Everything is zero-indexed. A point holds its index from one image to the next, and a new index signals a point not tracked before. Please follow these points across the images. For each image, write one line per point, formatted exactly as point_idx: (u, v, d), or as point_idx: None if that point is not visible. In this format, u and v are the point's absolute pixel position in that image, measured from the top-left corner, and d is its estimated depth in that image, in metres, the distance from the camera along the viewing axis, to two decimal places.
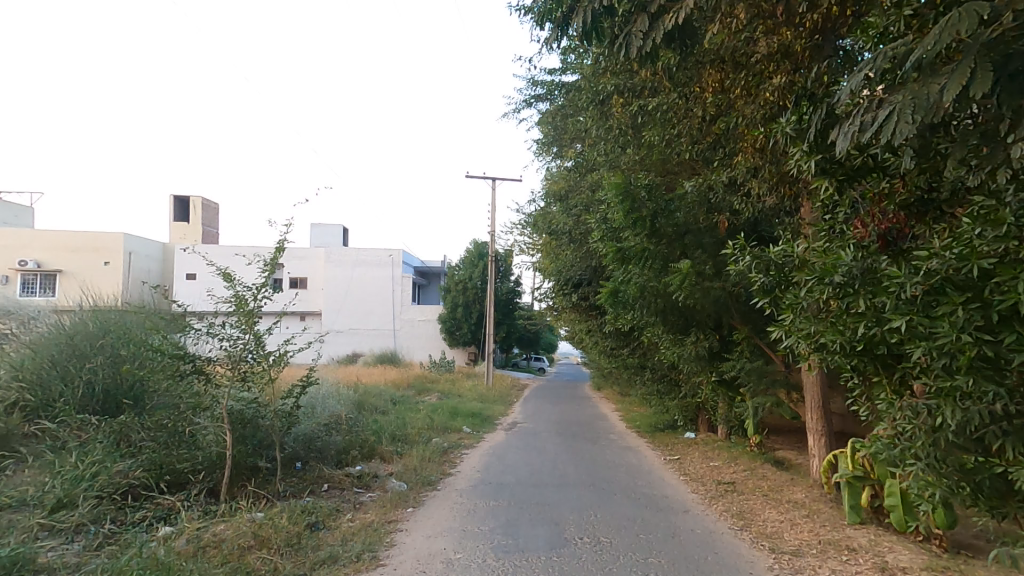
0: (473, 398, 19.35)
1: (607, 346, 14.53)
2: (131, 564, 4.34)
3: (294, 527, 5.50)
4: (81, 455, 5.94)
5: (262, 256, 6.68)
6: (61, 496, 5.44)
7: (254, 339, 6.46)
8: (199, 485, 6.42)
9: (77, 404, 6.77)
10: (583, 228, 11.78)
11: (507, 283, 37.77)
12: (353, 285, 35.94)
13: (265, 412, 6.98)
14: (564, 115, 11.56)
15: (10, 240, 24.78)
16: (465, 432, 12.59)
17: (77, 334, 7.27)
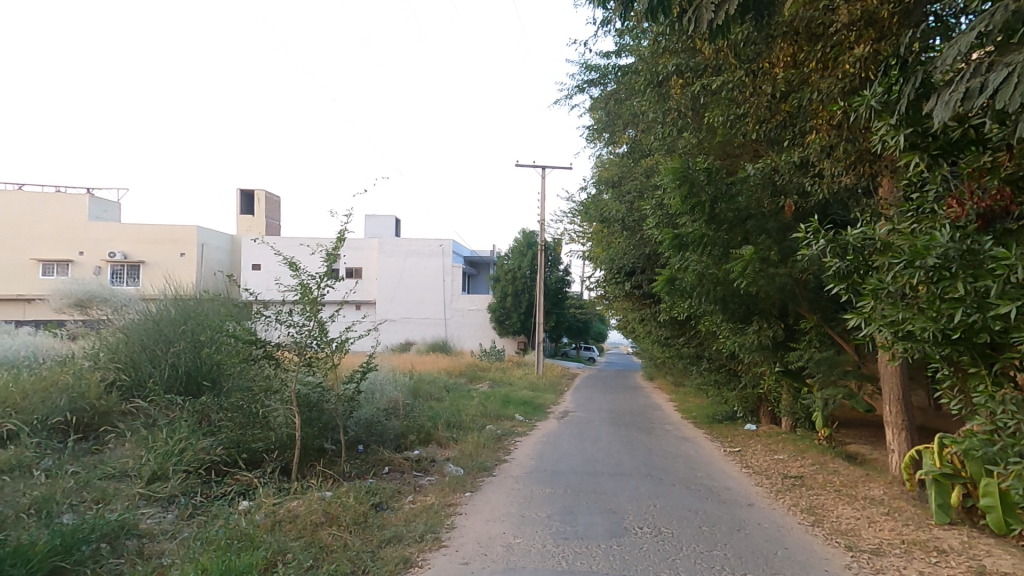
0: (525, 386, 19.47)
1: (661, 336, 14.25)
2: (219, 535, 4.68)
3: (360, 506, 5.73)
4: (169, 432, 6.41)
5: (324, 245, 6.91)
6: (156, 468, 5.94)
7: (318, 326, 6.74)
8: (272, 463, 6.78)
9: (164, 385, 7.31)
10: (637, 215, 11.58)
11: (556, 272, 37.70)
12: (405, 276, 36.76)
13: (330, 397, 7.26)
14: (617, 100, 11.30)
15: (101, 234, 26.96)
16: (518, 419, 12.71)
17: (163, 320, 7.86)
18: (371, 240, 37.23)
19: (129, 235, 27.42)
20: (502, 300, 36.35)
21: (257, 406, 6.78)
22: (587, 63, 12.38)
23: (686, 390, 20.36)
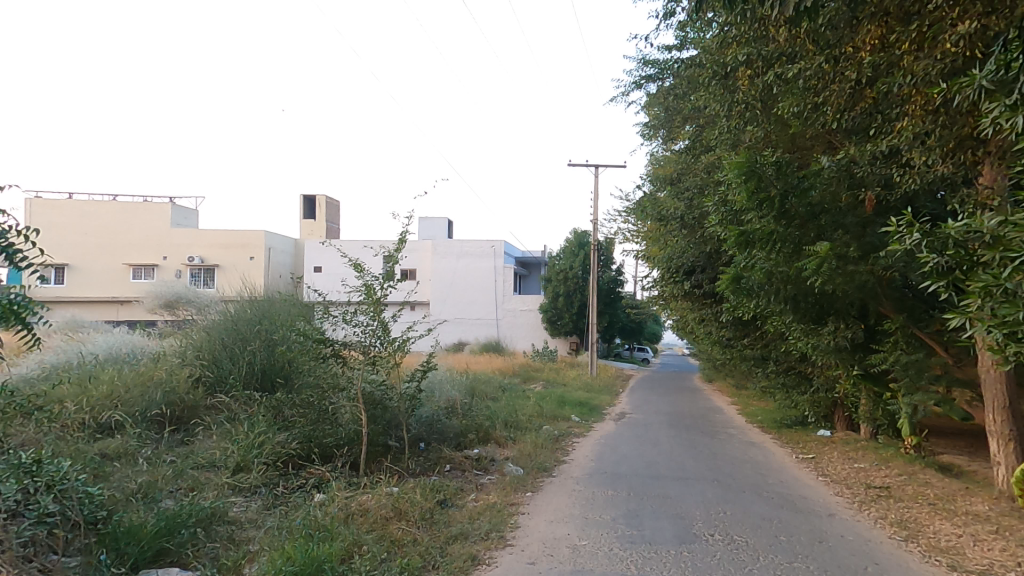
0: (579, 387, 19.35)
1: (723, 337, 13.79)
2: (298, 525, 4.91)
3: (427, 503, 5.86)
4: (249, 425, 6.80)
5: (387, 247, 7.14)
6: (239, 460, 6.28)
7: (381, 326, 6.93)
8: (343, 458, 7.04)
9: (244, 380, 7.81)
10: (698, 213, 11.28)
11: (609, 272, 37.18)
12: (457, 277, 37.35)
13: (392, 395, 7.49)
14: (675, 95, 11.06)
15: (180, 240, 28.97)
16: (574, 421, 12.64)
17: (241, 320, 8.39)
18: (425, 241, 38.03)
19: (205, 240, 29.33)
20: (554, 300, 36.25)
21: (326, 402, 7.07)
22: (645, 58, 12.16)
23: (748, 393, 19.61)
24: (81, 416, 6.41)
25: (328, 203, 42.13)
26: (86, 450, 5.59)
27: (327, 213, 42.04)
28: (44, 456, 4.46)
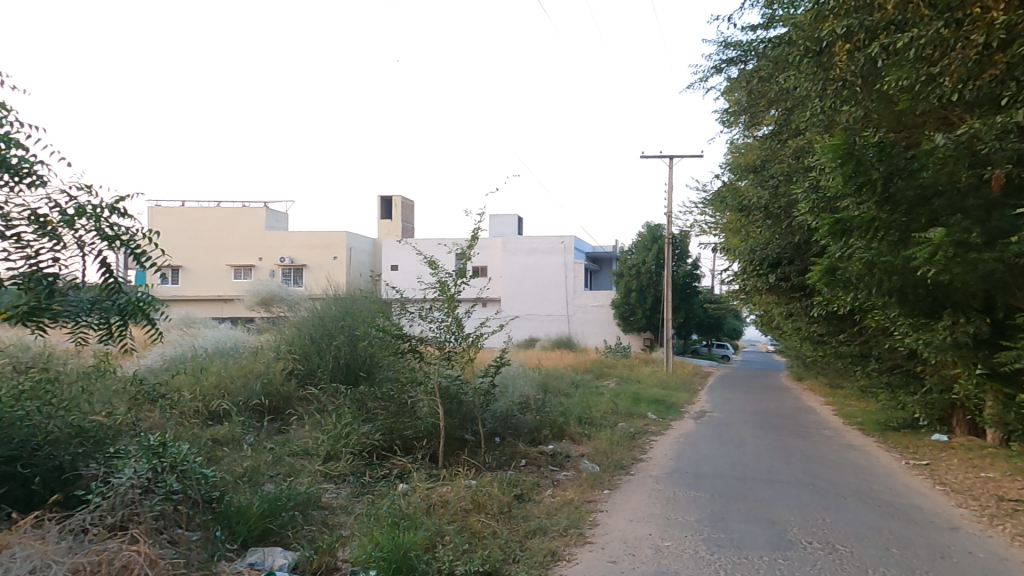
0: (655, 384, 18.88)
1: (815, 332, 12.90)
2: (384, 512, 5.15)
3: (505, 497, 5.94)
4: (338, 417, 7.30)
5: (459, 244, 7.31)
6: (329, 449, 6.71)
7: (455, 322, 7.07)
8: (423, 449, 7.30)
9: (330, 374, 8.37)
10: (786, 201, 10.61)
11: (685, 266, 35.84)
12: (528, 272, 37.56)
13: (468, 389, 7.65)
14: (759, 78, 10.53)
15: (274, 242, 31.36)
16: (651, 418, 12.34)
17: (327, 316, 8.92)
18: (496, 238, 38.45)
19: (294, 242, 31.46)
20: (626, 295, 35.51)
21: (405, 396, 7.42)
22: (727, 40, 11.60)
23: (844, 393, 18.18)
24: (196, 405, 7.08)
25: (405, 204, 43.92)
26: (200, 434, 6.15)
27: (404, 214, 43.84)
28: (168, 439, 4.82)
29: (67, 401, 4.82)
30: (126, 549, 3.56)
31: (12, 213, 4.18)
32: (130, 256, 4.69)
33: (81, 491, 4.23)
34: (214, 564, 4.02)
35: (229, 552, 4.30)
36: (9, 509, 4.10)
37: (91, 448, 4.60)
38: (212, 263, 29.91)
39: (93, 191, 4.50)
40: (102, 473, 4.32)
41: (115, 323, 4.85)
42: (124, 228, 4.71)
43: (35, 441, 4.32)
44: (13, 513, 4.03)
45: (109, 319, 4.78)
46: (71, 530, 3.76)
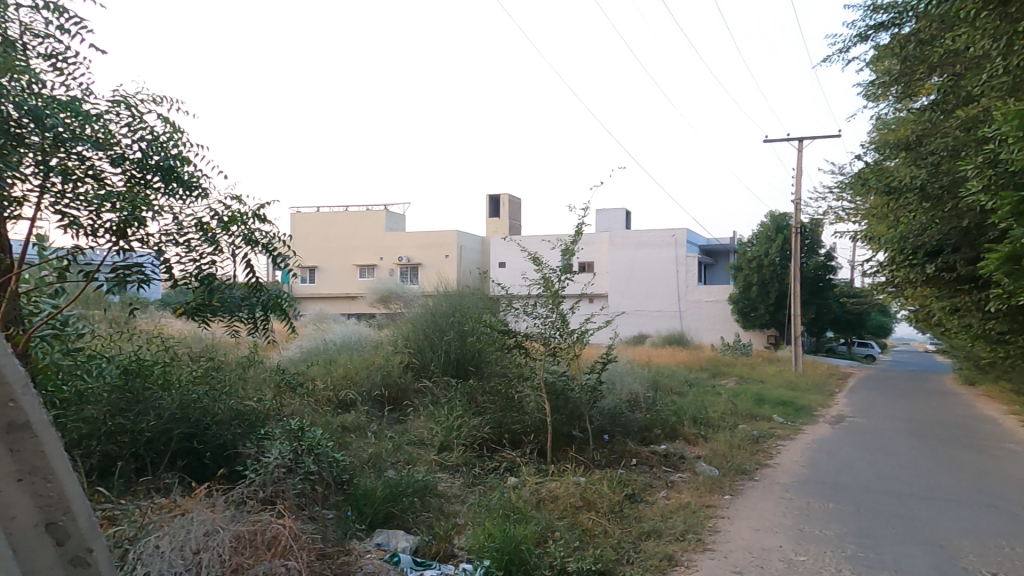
0: (781, 385, 17.40)
1: (990, 330, 10.99)
2: (495, 504, 5.29)
3: (616, 496, 5.83)
4: (450, 409, 7.62)
5: (564, 240, 7.26)
6: (443, 440, 7.04)
7: (559, 318, 7.14)
8: (531, 444, 7.40)
9: (441, 368, 8.80)
10: (949, 178, 9.17)
11: (817, 257, 32.48)
12: (637, 267, 36.55)
13: (574, 386, 7.63)
14: (918, 42, 9.16)
15: (393, 244, 33.80)
16: (778, 421, 11.39)
17: (438, 312, 9.41)
18: (603, 233, 37.77)
19: (410, 242, 33.47)
20: (746, 290, 32.95)
21: (512, 391, 7.53)
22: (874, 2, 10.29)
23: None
24: (327, 394, 7.81)
25: (513, 203, 44.99)
26: (331, 421, 6.77)
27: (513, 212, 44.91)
28: (305, 425, 5.35)
29: (228, 387, 5.55)
30: (274, 522, 4.00)
31: (183, 220, 4.87)
32: (269, 257, 5.29)
33: (240, 467, 4.84)
34: (347, 542, 4.37)
35: (359, 531, 4.68)
36: (188, 478, 4.80)
37: (245, 430, 5.25)
38: (342, 263, 33.79)
39: (242, 200, 5.11)
40: (255, 452, 4.91)
41: (259, 317, 5.48)
42: (265, 232, 5.30)
43: (206, 420, 5.01)
44: (191, 481, 4.72)
45: (256, 314, 5.42)
46: (235, 500, 4.28)
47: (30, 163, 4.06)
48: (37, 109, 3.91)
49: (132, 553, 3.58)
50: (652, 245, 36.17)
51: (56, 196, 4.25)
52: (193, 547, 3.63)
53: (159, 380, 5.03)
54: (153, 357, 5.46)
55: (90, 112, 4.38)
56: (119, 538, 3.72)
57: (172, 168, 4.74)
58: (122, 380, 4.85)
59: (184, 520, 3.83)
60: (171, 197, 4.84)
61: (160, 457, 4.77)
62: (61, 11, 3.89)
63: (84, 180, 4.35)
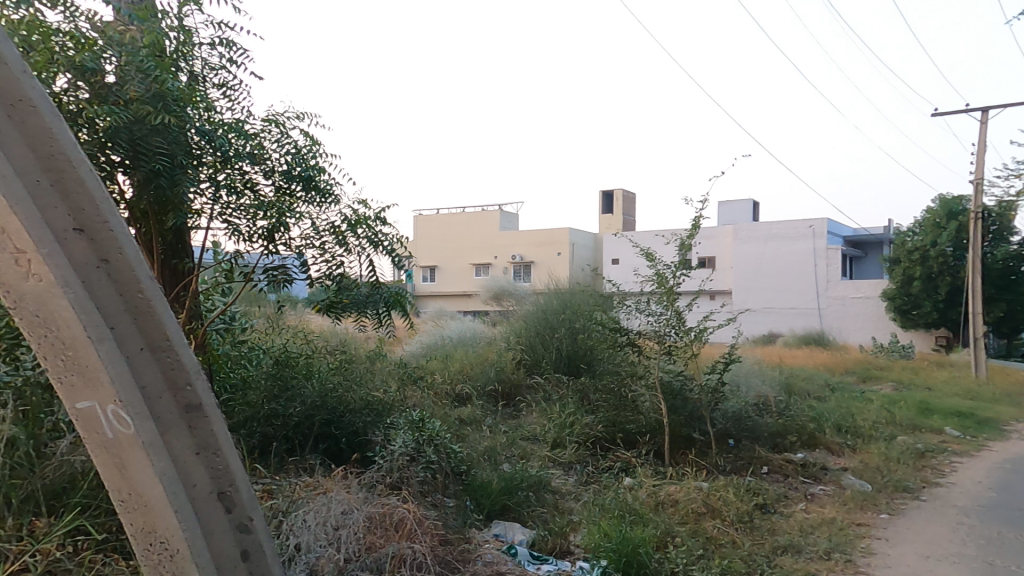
0: (953, 394, 15.02)
1: None
2: (611, 504, 5.23)
3: (744, 504, 5.48)
4: (562, 407, 7.67)
5: (679, 235, 6.94)
6: (555, 436, 7.10)
7: (675, 315, 6.83)
8: (647, 445, 7.20)
9: (553, 365, 8.88)
10: None
11: (1004, 246, 27.28)
12: (766, 261, 34.01)
13: (693, 387, 7.28)
14: None
15: (505, 242, 34.85)
16: (948, 436, 9.89)
17: (549, 310, 9.55)
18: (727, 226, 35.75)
19: (523, 240, 34.27)
20: (907, 285, 28.21)
21: (625, 390, 7.43)
22: None
23: None
24: (445, 387, 8.24)
25: (626, 199, 44.10)
26: (450, 414, 7.15)
27: (625, 207, 43.99)
28: (426, 417, 5.70)
29: (358, 378, 6.10)
30: (399, 507, 4.33)
31: (320, 226, 5.41)
32: (390, 257, 5.71)
33: (371, 453, 5.28)
34: (466, 530, 4.59)
35: (477, 521, 4.88)
36: (329, 459, 5.33)
37: (375, 418, 5.74)
38: (459, 264, 35.94)
39: (367, 204, 5.57)
40: (383, 439, 5.33)
41: (383, 315, 5.96)
42: (387, 235, 5.73)
43: (340, 408, 5.56)
44: (331, 464, 5.23)
45: (379, 311, 5.89)
46: (367, 483, 4.65)
47: (205, 178, 4.78)
48: (209, 132, 4.64)
49: (285, 522, 4.05)
50: (785, 238, 33.50)
51: (222, 206, 4.98)
52: (333, 522, 4.02)
53: (303, 371, 5.67)
54: (298, 350, 6.16)
55: (249, 131, 5.03)
56: (275, 510, 4.21)
57: (311, 178, 5.29)
58: (275, 368, 5.51)
59: (325, 498, 4.27)
60: (309, 204, 5.42)
61: (306, 439, 5.36)
62: (230, 45, 4.47)
63: (243, 192, 5.00)
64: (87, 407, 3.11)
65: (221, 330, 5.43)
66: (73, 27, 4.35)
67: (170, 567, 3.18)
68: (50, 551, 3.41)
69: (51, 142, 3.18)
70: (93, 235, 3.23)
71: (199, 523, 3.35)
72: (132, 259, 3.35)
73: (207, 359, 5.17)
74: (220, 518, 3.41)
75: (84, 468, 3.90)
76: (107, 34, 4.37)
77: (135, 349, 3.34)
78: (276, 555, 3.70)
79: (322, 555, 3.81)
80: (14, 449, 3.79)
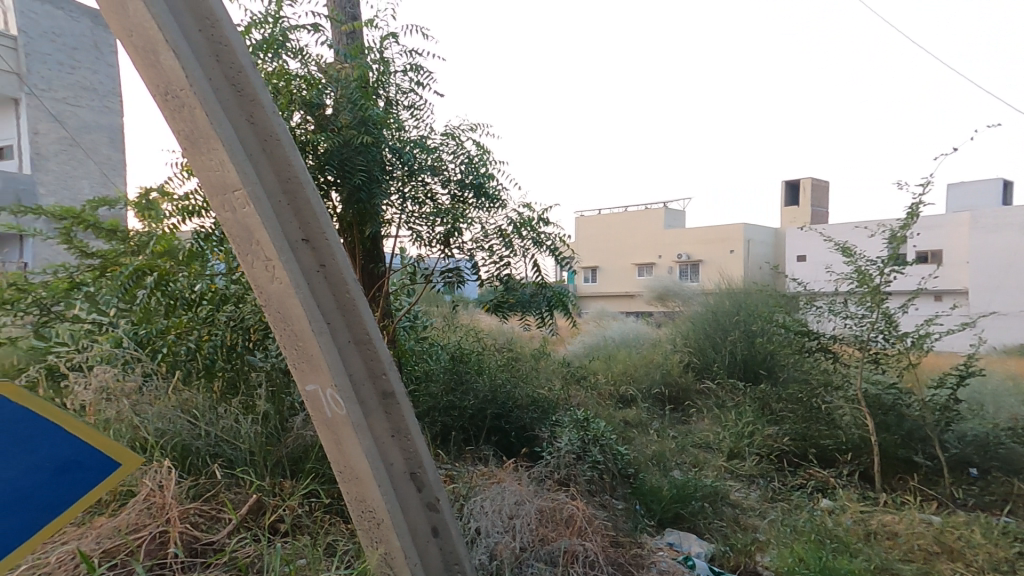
0: None
1: None
2: (809, 526, 4.75)
3: (996, 549, 4.51)
4: (738, 415, 7.20)
5: (887, 226, 5.99)
6: (732, 446, 6.66)
7: (883, 319, 5.91)
8: (849, 465, 6.37)
9: (727, 369, 8.40)
10: None
11: None
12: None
13: (911, 402, 6.28)
14: None
15: (672, 240, 33.81)
16: None
17: (720, 311, 9.05)
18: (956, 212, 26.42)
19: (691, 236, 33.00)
20: None
21: (818, 400, 6.70)
22: None
23: None
24: (610, 388, 8.24)
25: (816, 185, 39.30)
26: (615, 415, 7.11)
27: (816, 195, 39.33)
28: (590, 415, 5.77)
29: (524, 375, 6.44)
30: (569, 503, 4.45)
31: (489, 229, 5.77)
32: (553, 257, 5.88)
33: (538, 448, 5.48)
34: (638, 535, 4.54)
35: (648, 527, 4.78)
36: (501, 451, 5.64)
37: (540, 415, 5.96)
38: (618, 262, 35.97)
39: (531, 206, 5.82)
40: (549, 436, 5.51)
41: (546, 314, 6.14)
42: (550, 234, 5.90)
43: (509, 403, 5.86)
44: (502, 456, 5.51)
45: (542, 311, 6.07)
46: (536, 477, 4.82)
47: (395, 191, 5.44)
48: (399, 148, 5.28)
49: (466, 506, 4.40)
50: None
51: (407, 215, 5.58)
52: (508, 512, 4.25)
53: (475, 366, 6.16)
54: (470, 347, 6.67)
55: (430, 146, 5.58)
56: (456, 493, 4.60)
57: (481, 185, 5.66)
58: (451, 364, 6.07)
59: (499, 489, 4.54)
60: (479, 209, 5.82)
61: (480, 430, 5.73)
62: (419, 69, 5.03)
63: (424, 202, 5.56)
64: (313, 389, 3.72)
65: (407, 327, 6.30)
66: (306, 70, 5.24)
67: (376, 534, 3.67)
68: (292, 508, 4.14)
69: (289, 168, 3.84)
70: (316, 245, 3.87)
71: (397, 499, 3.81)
72: (342, 265, 3.96)
73: (399, 352, 5.89)
74: (413, 494, 3.86)
75: (313, 441, 4.81)
76: (328, 73, 5.18)
77: (344, 341, 3.97)
78: (460, 536, 3.95)
79: (500, 540, 4.00)
80: (268, 420, 4.92)
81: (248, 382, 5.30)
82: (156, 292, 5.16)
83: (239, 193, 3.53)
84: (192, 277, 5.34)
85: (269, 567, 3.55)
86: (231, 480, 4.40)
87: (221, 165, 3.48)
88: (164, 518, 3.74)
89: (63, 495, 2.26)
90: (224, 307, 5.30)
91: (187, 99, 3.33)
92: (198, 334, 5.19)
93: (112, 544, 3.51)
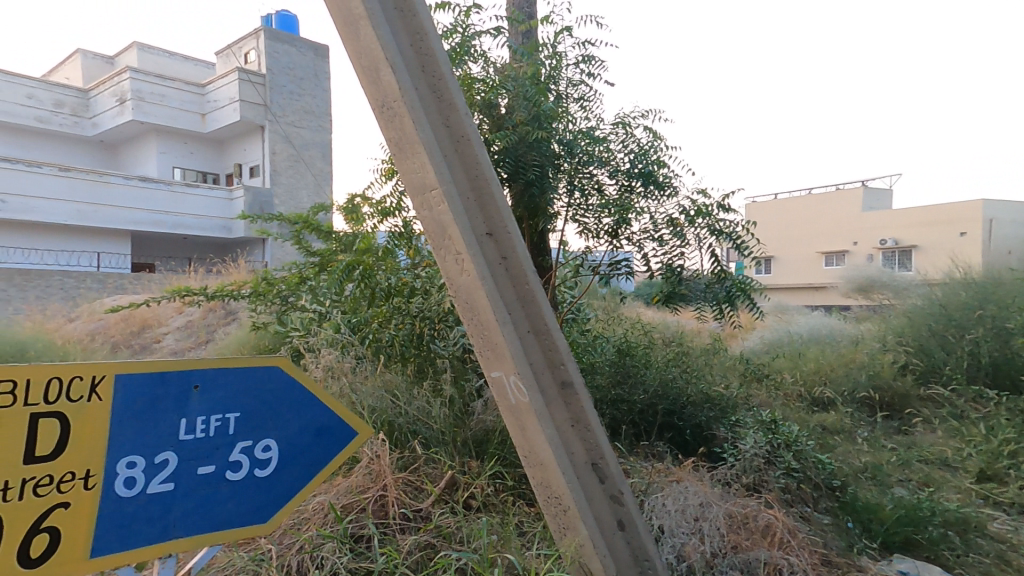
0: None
1: None
2: None
3: None
4: (989, 429, 6.10)
5: None
6: (984, 467, 5.59)
7: None
8: None
9: (966, 374, 7.30)
10: None
11: None
12: None
13: None
14: None
15: (876, 224, 31.52)
16: None
17: (950, 304, 8.15)
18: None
19: (909, 220, 30.03)
20: None
21: None
22: None
23: None
24: (799, 389, 7.48)
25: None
26: (809, 419, 6.43)
27: None
28: (779, 418, 5.32)
29: (698, 371, 6.12)
30: (765, 512, 4.11)
31: (658, 219, 5.52)
32: (734, 246, 5.46)
33: (719, 448, 5.18)
34: (855, 556, 4.01)
35: (871, 550, 4.17)
36: (676, 449, 5.42)
37: (718, 414, 5.62)
38: (803, 250, 34.90)
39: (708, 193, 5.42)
40: (730, 436, 5.18)
41: (722, 307, 5.78)
42: (729, 221, 5.49)
43: (682, 400, 5.61)
44: (678, 455, 5.30)
45: (719, 303, 5.70)
46: (720, 479, 4.53)
47: (563, 184, 5.48)
48: (568, 141, 5.33)
49: (647, 503, 4.25)
50: None
51: (576, 207, 5.58)
52: (693, 513, 4.04)
53: (642, 360, 5.97)
54: (637, 341, 6.54)
55: (599, 136, 5.53)
56: (635, 489, 4.46)
57: (651, 173, 5.47)
58: (617, 357, 5.92)
59: (681, 488, 4.34)
60: (648, 198, 5.62)
61: (652, 426, 5.57)
62: (591, 59, 5.03)
63: (591, 193, 5.52)
64: (498, 375, 3.85)
65: (570, 321, 6.25)
66: (486, 72, 5.58)
67: (563, 521, 3.72)
68: (481, 486, 4.50)
69: (477, 165, 4.05)
70: (499, 238, 4.03)
71: (581, 489, 3.81)
72: (522, 257, 4.07)
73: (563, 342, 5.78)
74: (597, 485, 3.84)
75: (493, 425, 5.17)
76: (507, 73, 5.45)
77: (524, 330, 4.07)
78: (647, 532, 3.85)
79: (688, 543, 3.83)
80: (454, 403, 5.36)
81: (434, 367, 5.78)
82: (363, 284, 5.99)
83: (436, 192, 3.80)
84: (388, 272, 6.06)
85: (469, 538, 3.95)
86: (429, 456, 4.90)
87: (421, 166, 3.79)
88: (381, 484, 4.36)
89: (325, 453, 3.31)
90: (414, 299, 5.88)
91: (398, 109, 3.70)
92: (395, 322, 5.85)
93: (348, 501, 4.25)
